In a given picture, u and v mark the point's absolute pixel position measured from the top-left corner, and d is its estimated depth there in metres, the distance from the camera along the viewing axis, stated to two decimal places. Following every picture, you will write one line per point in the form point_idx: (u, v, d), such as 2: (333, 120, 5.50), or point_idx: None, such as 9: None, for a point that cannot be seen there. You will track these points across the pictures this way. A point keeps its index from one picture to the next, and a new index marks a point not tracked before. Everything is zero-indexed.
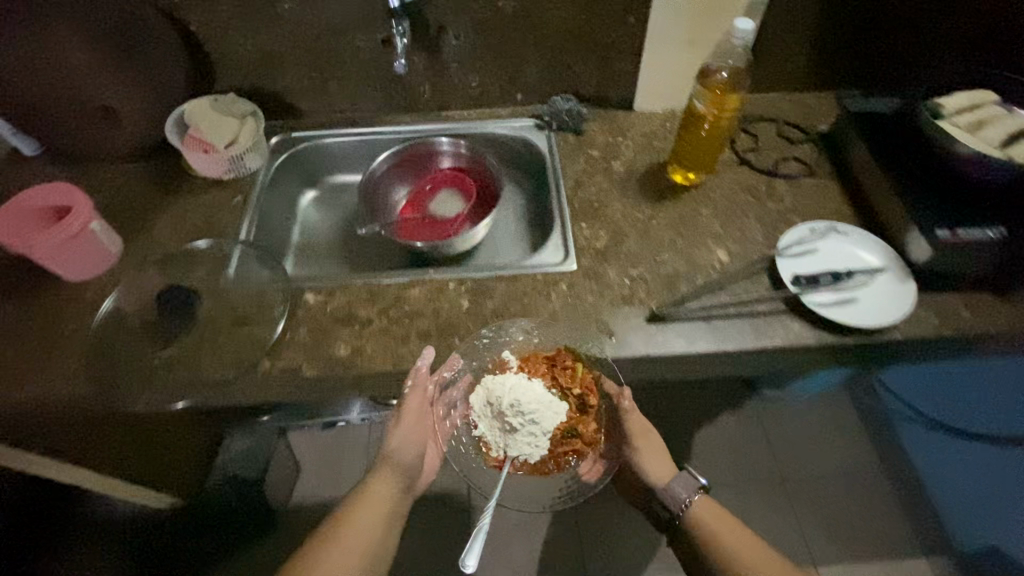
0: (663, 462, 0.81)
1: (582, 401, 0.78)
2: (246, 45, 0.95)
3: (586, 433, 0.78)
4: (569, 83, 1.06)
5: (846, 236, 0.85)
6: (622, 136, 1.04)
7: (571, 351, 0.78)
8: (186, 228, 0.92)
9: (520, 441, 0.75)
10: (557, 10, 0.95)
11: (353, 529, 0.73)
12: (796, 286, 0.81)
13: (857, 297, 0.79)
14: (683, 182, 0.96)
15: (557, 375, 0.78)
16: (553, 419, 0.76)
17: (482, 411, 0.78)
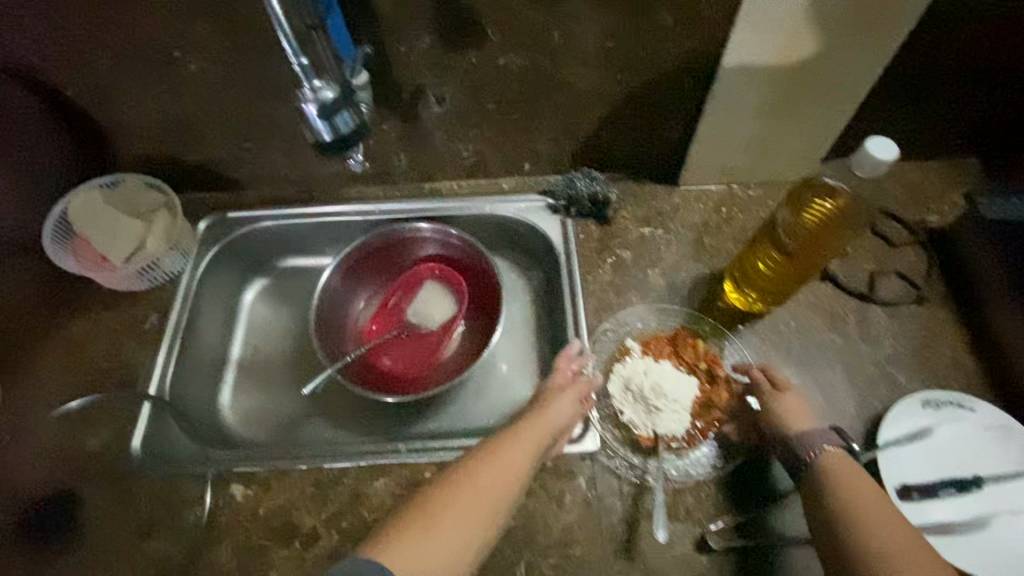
0: (806, 410, 0.59)
1: (717, 375, 0.64)
2: (146, 113, 0.68)
3: (721, 399, 0.63)
4: (595, 151, 0.79)
5: (973, 416, 0.62)
6: (664, 227, 0.78)
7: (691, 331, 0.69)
8: (83, 368, 0.70)
9: (667, 416, 0.61)
10: (583, 67, 0.66)
11: (503, 471, 0.53)
12: (906, 501, 0.58)
13: (993, 523, 0.57)
14: (746, 310, 0.71)
15: (686, 358, 0.66)
16: (691, 387, 0.63)
17: (621, 404, 0.64)
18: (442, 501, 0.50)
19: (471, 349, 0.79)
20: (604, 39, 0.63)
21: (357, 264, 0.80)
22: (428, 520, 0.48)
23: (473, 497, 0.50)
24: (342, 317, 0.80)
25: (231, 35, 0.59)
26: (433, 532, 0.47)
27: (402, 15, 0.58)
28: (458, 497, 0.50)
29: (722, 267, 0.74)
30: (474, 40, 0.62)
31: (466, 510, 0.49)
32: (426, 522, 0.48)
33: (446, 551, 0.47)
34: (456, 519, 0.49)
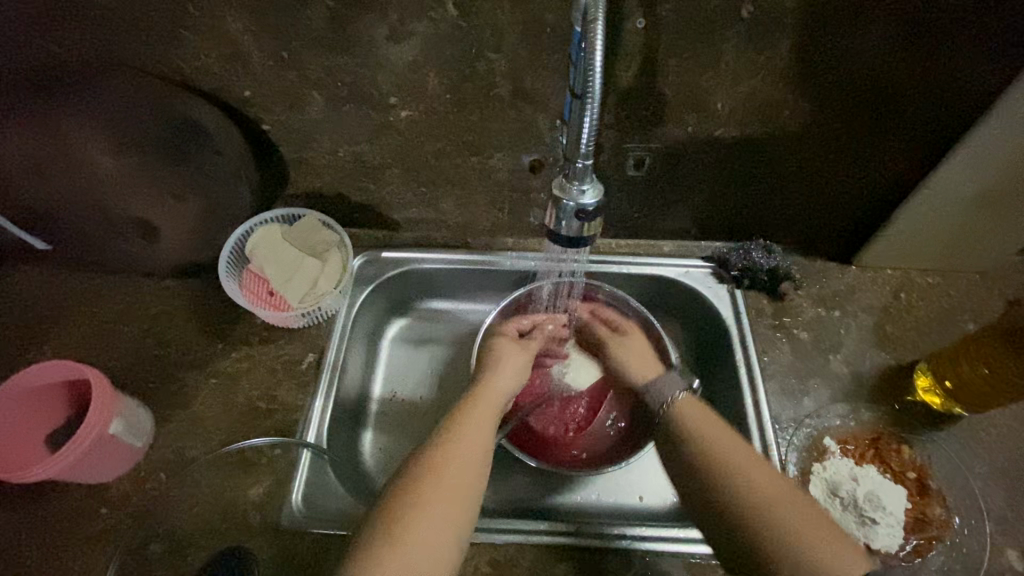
0: (647, 357, 0.71)
1: (925, 486, 0.60)
2: (338, 152, 0.67)
3: (934, 516, 0.58)
4: (769, 223, 0.76)
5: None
6: (840, 308, 0.74)
7: (894, 437, 0.64)
8: (240, 405, 0.67)
9: (882, 528, 0.56)
10: (796, 144, 0.64)
11: (474, 436, 0.54)
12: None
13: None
14: (942, 411, 0.66)
15: (890, 466, 0.61)
16: (903, 498, 0.58)
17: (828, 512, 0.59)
18: (423, 491, 0.48)
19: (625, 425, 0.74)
20: (830, 121, 0.61)
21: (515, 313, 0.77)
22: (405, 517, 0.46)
23: (452, 493, 0.49)
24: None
25: (454, 87, 0.57)
26: (408, 529, 0.46)
27: (638, 83, 0.56)
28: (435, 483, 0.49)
29: (909, 360, 0.70)
30: (700, 111, 0.59)
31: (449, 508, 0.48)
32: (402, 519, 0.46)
33: (427, 546, 0.45)
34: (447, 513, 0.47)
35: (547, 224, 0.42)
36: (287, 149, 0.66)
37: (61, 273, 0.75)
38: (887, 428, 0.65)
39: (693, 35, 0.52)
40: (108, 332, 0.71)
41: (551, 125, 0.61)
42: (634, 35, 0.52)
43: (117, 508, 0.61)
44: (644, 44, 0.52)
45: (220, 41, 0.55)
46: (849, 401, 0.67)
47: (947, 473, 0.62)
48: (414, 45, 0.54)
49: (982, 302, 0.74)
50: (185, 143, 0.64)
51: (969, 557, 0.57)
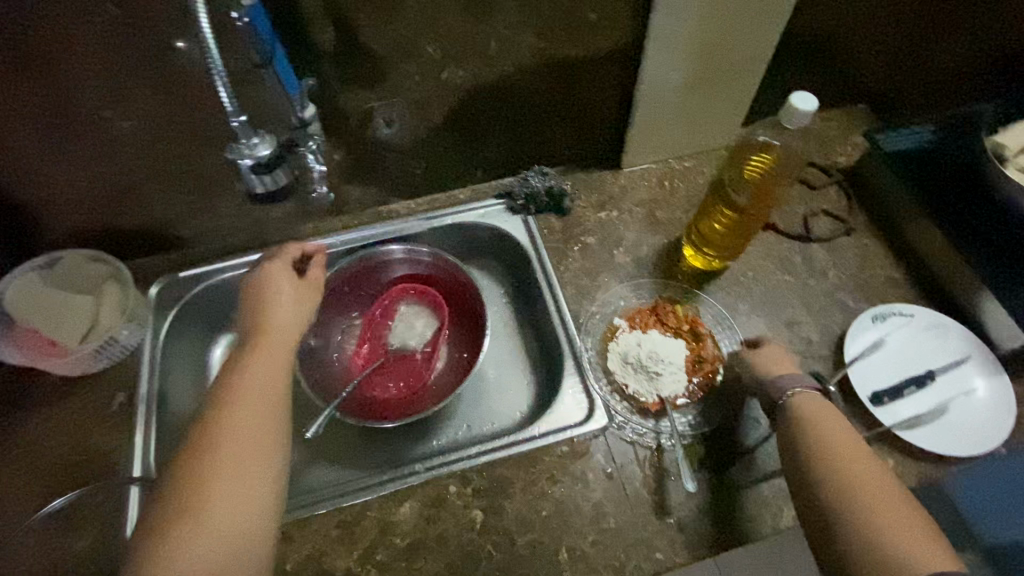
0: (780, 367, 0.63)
1: (698, 332, 0.71)
2: (78, 182, 0.64)
3: (708, 354, 0.69)
4: (539, 151, 0.83)
5: (914, 321, 0.71)
6: (617, 208, 0.83)
7: (669, 300, 0.74)
8: (51, 467, 0.64)
9: (664, 378, 0.66)
10: (521, 70, 0.70)
11: (259, 393, 0.51)
12: (880, 407, 0.66)
13: (957, 401, 0.66)
14: (708, 269, 0.76)
15: (669, 325, 0.72)
16: (681, 349, 0.69)
17: (625, 379, 0.68)
18: (208, 468, 0.45)
19: (462, 355, 0.79)
20: (534, 43, 0.67)
21: (335, 294, 0.79)
22: (200, 501, 0.44)
23: (242, 454, 0.47)
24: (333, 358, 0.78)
25: (163, 87, 0.57)
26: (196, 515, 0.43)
27: (342, 43, 0.59)
28: (228, 449, 0.47)
29: (678, 236, 0.80)
30: (416, 59, 0.63)
31: (243, 440, 0.47)
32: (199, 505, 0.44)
33: (237, 498, 0.45)
34: (247, 486, 0.46)
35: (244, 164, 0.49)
36: (18, 192, 0.63)
37: None
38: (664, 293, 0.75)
39: None
40: None
41: None
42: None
43: None
44: (324, 5, 0.55)
45: None
46: (635, 284, 0.76)
47: (715, 318, 0.73)
48: (92, 55, 0.53)
49: None
50: None
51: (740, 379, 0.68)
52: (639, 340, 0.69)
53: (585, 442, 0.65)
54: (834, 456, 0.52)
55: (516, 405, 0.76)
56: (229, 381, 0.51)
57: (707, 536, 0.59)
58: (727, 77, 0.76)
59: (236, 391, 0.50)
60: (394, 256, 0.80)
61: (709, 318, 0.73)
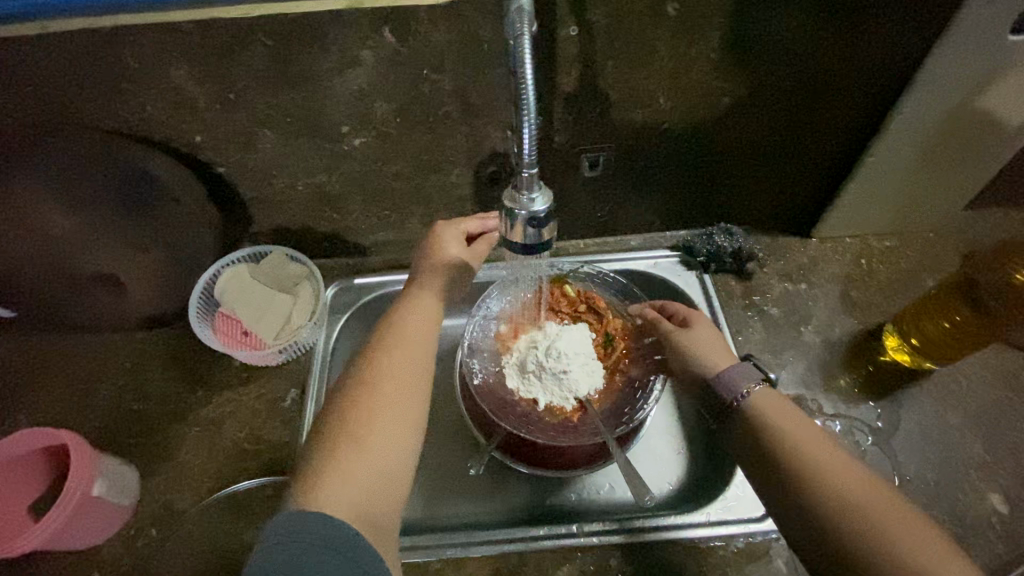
0: (718, 346, 0.58)
1: (596, 309, 0.72)
2: (296, 185, 0.67)
3: (616, 330, 0.71)
4: (729, 208, 0.78)
5: None
6: (806, 281, 0.76)
7: (555, 280, 0.73)
8: (227, 450, 0.67)
9: (577, 373, 0.64)
10: (742, 129, 0.66)
11: (401, 367, 0.52)
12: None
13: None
14: (913, 368, 0.68)
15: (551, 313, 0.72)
16: (586, 339, 0.68)
17: (534, 392, 0.65)
18: (353, 423, 0.47)
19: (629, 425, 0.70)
20: (768, 106, 0.63)
21: None
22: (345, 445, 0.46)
23: (381, 421, 0.48)
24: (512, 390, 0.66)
25: (404, 111, 0.58)
26: (346, 444, 0.46)
27: (581, 86, 0.58)
28: (370, 409, 0.48)
29: (877, 323, 0.72)
30: (643, 109, 0.61)
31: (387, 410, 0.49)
32: (355, 432, 0.47)
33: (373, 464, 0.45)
34: (383, 451, 0.46)
35: (507, 236, 0.43)
36: (245, 188, 0.67)
37: (25, 339, 0.73)
38: (547, 275, 0.74)
39: (626, 36, 0.53)
40: (82, 392, 0.70)
41: (502, 138, 0.62)
42: (570, 42, 0.53)
43: (113, 570, 0.61)
44: (580, 50, 0.54)
45: (162, 90, 0.55)
46: (825, 370, 0.70)
47: (920, 428, 0.65)
48: (355, 77, 0.55)
49: (938, 259, 0.77)
50: (137, 196, 0.64)
51: (950, 504, 0.60)
52: (534, 342, 0.67)
53: (766, 541, 0.59)
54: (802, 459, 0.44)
55: (664, 477, 0.67)
56: (374, 351, 0.53)
57: None
58: (967, 160, 0.68)
59: (379, 350, 0.53)
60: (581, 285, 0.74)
61: (911, 424, 0.65)
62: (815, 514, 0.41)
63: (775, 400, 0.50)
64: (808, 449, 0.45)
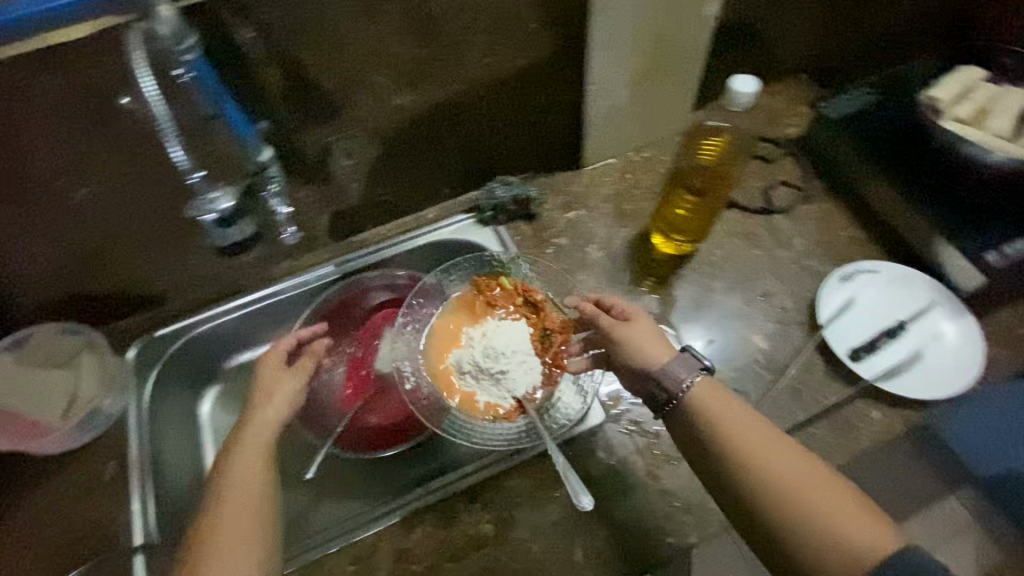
0: (655, 339, 0.57)
1: (533, 301, 0.73)
2: (38, 256, 0.63)
3: (555, 324, 0.70)
4: (502, 161, 0.83)
5: (880, 275, 0.74)
6: (585, 207, 0.85)
7: (488, 278, 0.76)
8: (48, 550, 0.63)
9: (512, 374, 0.66)
10: (469, 86, 0.70)
11: (249, 463, 0.53)
12: (860, 362, 0.68)
13: (929, 345, 0.69)
14: (679, 254, 0.79)
15: (500, 305, 0.74)
16: (522, 334, 0.69)
17: (473, 389, 0.68)
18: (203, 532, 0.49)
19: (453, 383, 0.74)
20: (481, 62, 0.68)
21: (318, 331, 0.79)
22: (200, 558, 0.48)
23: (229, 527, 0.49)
24: (321, 384, 0.78)
25: (115, 149, 0.57)
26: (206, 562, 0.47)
27: (290, 81, 0.59)
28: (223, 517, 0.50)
29: (646, 226, 0.82)
30: (366, 90, 0.64)
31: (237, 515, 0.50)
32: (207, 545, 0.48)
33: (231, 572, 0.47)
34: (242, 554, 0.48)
35: None
36: None
37: None
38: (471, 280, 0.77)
39: (308, 25, 0.56)
40: None
41: None
42: (255, 42, 0.55)
43: None
44: (269, 47, 0.56)
45: None
46: (614, 278, 0.78)
47: (693, 302, 0.76)
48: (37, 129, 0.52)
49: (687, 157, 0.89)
50: None
51: (725, 356, 0.71)
52: (472, 343, 0.70)
53: (587, 439, 0.66)
54: (743, 451, 0.48)
55: None
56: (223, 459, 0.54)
57: (716, 510, 0.61)
58: (672, 68, 0.79)
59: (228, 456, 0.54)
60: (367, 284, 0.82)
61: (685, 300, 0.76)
62: (768, 509, 0.46)
63: (708, 394, 0.52)
64: (757, 440, 0.48)
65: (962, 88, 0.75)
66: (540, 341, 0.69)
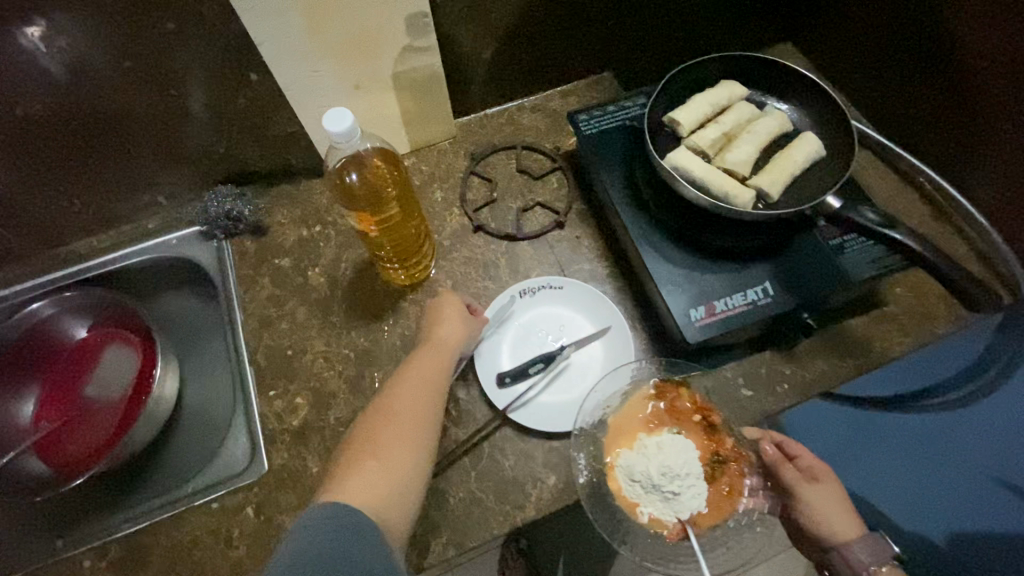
0: (838, 503, 0.60)
1: (710, 422, 0.60)
2: None
3: (729, 452, 0.59)
4: (222, 168, 0.75)
5: (560, 291, 0.69)
6: (320, 222, 0.76)
7: (671, 381, 0.62)
8: None
9: (687, 496, 0.56)
10: (120, 89, 0.61)
11: (412, 393, 0.58)
12: (502, 388, 0.64)
13: (579, 368, 0.66)
14: (400, 287, 0.72)
15: (681, 422, 0.60)
16: (694, 452, 0.58)
17: (638, 499, 0.57)
18: (370, 443, 0.55)
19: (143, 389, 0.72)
20: (123, 59, 0.59)
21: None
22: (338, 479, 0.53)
23: (373, 457, 0.54)
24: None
25: None
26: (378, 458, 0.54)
27: None
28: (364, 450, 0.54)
29: None
30: None
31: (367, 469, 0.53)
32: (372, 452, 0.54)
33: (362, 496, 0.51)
34: (379, 477, 0.52)
35: None
36: None
37: None
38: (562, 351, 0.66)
39: None
40: None
41: None
42: None
43: None
44: None
45: None
46: (327, 307, 0.71)
47: (402, 340, 0.68)
48: None
49: (448, 165, 0.80)
50: None
51: None
52: (644, 455, 0.57)
53: (239, 493, 0.60)
54: None
55: None
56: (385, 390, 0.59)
57: None
58: (394, 71, 0.68)
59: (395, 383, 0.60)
60: (45, 313, 0.73)
61: (395, 338, 0.69)
62: None
63: None
64: None
65: (708, 113, 0.64)
66: (712, 471, 0.58)
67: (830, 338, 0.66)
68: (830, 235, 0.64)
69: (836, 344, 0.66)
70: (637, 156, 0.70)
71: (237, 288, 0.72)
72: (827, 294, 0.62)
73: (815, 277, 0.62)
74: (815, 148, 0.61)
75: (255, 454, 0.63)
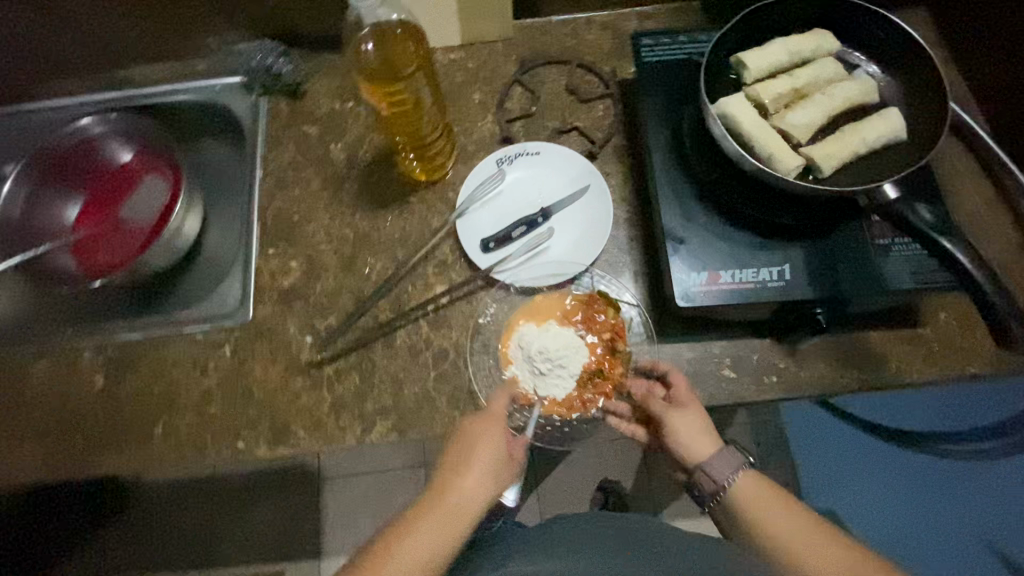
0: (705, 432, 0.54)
1: (615, 347, 0.61)
2: None
3: (615, 376, 0.60)
4: (270, 22, 0.74)
5: (538, 157, 0.69)
6: (354, 98, 0.75)
7: (605, 297, 0.63)
8: None
9: (551, 380, 0.59)
10: None
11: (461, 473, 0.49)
12: (489, 250, 0.66)
13: (558, 235, 0.67)
14: (413, 180, 0.71)
15: (590, 328, 0.61)
16: (581, 356, 0.59)
17: (514, 360, 0.60)
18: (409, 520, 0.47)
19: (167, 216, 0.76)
20: None
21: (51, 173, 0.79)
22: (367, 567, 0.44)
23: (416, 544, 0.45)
24: (43, 222, 0.78)
25: None
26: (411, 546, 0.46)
27: None
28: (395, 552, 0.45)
29: None
30: None
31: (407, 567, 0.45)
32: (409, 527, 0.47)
33: None
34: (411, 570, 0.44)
35: None
36: None
37: None
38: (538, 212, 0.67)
39: None
40: None
41: None
42: None
43: None
44: None
45: None
46: (340, 184, 0.71)
47: (402, 234, 0.68)
48: None
49: (495, 67, 0.75)
50: None
51: (399, 297, 0.65)
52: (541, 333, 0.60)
53: (222, 333, 0.64)
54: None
55: None
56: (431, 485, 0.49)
57: (299, 441, 0.60)
58: None
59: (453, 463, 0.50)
60: (94, 131, 0.78)
61: (396, 229, 0.68)
62: None
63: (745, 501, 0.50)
64: None
65: (783, 62, 0.56)
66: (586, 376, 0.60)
67: (843, 345, 0.61)
68: (878, 234, 0.57)
69: (847, 352, 0.60)
70: (690, 98, 0.63)
71: (263, 146, 0.73)
72: (853, 295, 0.55)
73: (846, 275, 0.56)
74: (895, 128, 0.53)
75: (244, 302, 0.66)
